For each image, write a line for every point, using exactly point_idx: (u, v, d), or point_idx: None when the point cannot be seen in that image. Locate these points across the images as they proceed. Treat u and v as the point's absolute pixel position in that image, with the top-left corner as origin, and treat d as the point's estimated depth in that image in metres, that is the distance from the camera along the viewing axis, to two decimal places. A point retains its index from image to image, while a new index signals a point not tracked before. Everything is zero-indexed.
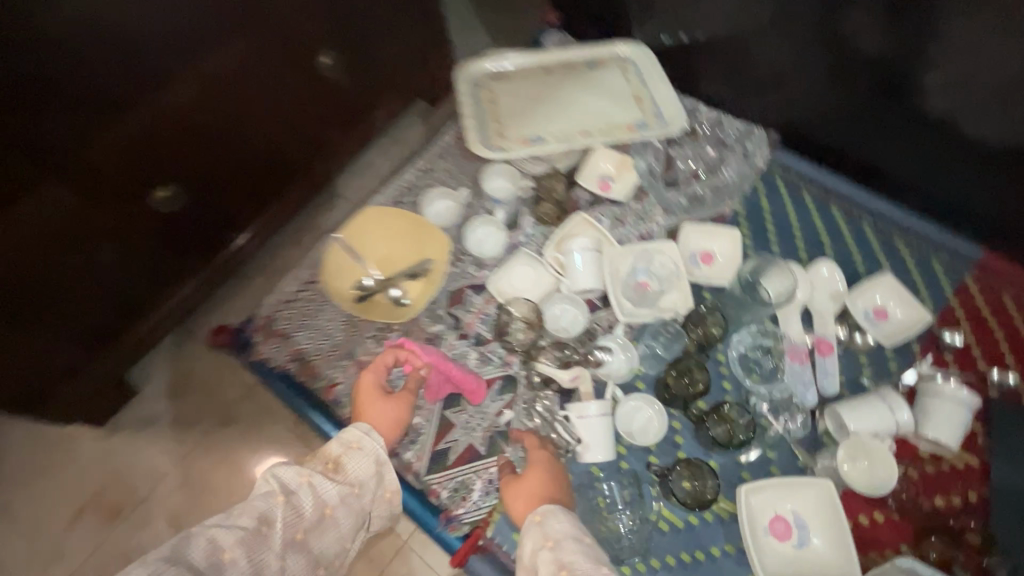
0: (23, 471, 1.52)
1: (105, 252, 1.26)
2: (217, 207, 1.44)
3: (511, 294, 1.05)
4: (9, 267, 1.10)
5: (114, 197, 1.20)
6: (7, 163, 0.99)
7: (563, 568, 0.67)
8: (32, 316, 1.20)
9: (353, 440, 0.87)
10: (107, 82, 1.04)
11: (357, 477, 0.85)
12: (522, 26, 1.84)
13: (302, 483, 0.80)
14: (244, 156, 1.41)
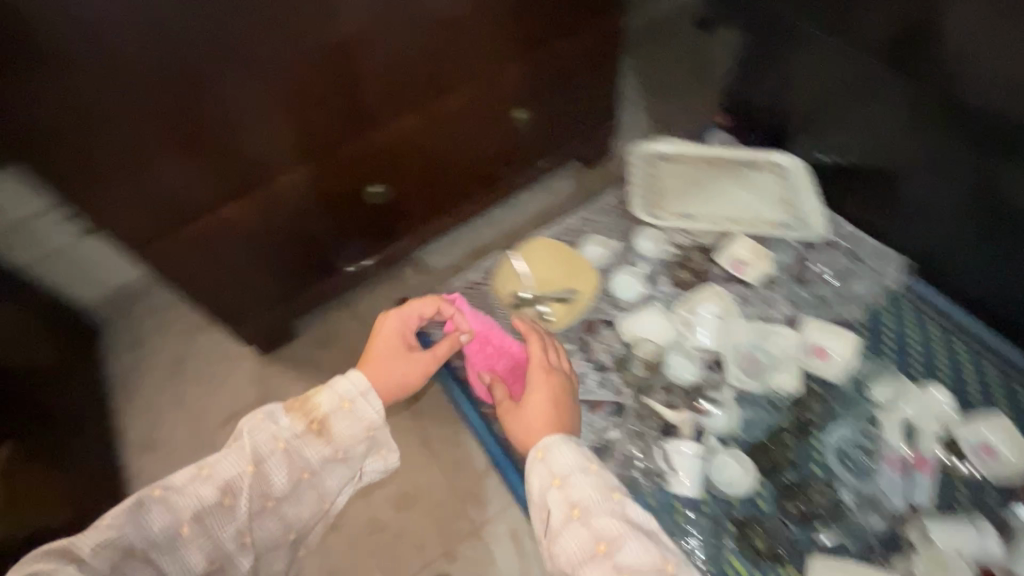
0: (199, 372, 1.91)
1: (328, 223, 1.66)
2: (403, 210, 1.80)
3: (637, 336, 1.24)
4: (266, 213, 1.50)
5: (344, 183, 1.58)
6: (296, 141, 1.40)
7: (574, 506, 0.93)
8: (263, 255, 1.60)
9: (343, 401, 1.05)
10: (373, 101, 1.43)
11: (346, 436, 1.04)
12: (682, 119, 2.09)
13: (278, 445, 1.00)
14: (435, 176, 1.77)
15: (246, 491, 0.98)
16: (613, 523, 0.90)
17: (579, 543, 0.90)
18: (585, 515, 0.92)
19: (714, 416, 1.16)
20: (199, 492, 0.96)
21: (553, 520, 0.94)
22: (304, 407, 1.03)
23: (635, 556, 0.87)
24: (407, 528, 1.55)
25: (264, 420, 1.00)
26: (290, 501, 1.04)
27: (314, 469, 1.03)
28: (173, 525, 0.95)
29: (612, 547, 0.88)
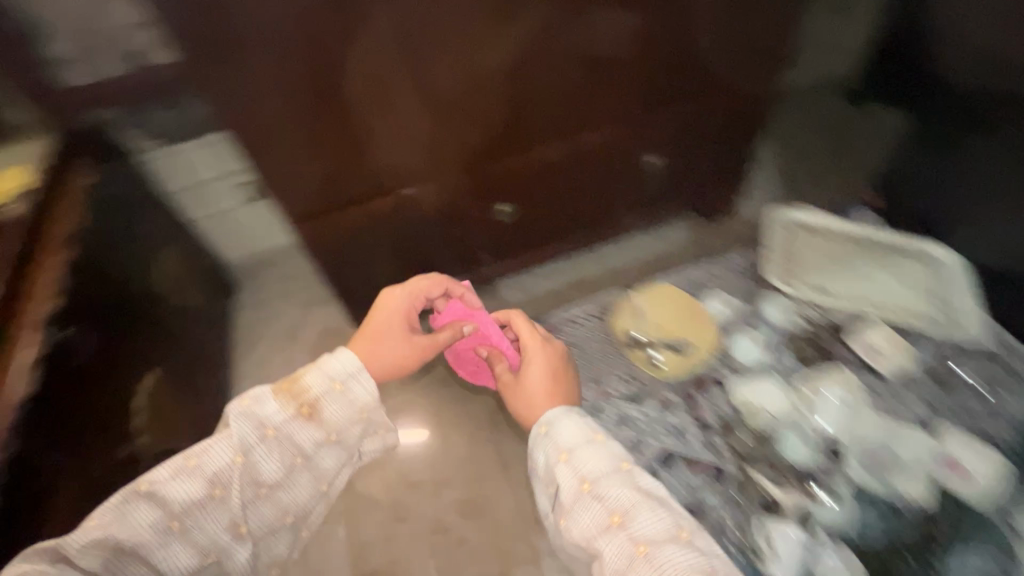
0: (311, 343, 2.02)
1: (471, 232, 1.80)
2: (527, 234, 1.89)
3: (752, 402, 1.36)
4: (410, 209, 1.66)
5: (482, 196, 1.71)
6: (453, 147, 1.56)
7: (586, 481, 1.14)
8: (396, 246, 1.74)
9: (333, 384, 1.23)
10: (527, 123, 1.58)
11: (334, 417, 1.24)
12: (824, 187, 1.97)
13: (267, 433, 1.17)
14: (565, 205, 1.86)
15: (237, 481, 1.14)
16: (625, 498, 1.10)
17: (596, 519, 1.10)
18: (597, 492, 1.12)
19: (828, 505, 1.25)
20: (191, 486, 1.10)
21: (566, 496, 1.15)
22: (297, 393, 1.20)
23: (646, 529, 1.06)
24: (472, 539, 1.57)
25: (253, 411, 1.16)
26: (277, 489, 1.22)
27: (305, 452, 1.22)
28: (164, 521, 1.09)
29: (625, 517, 1.08)
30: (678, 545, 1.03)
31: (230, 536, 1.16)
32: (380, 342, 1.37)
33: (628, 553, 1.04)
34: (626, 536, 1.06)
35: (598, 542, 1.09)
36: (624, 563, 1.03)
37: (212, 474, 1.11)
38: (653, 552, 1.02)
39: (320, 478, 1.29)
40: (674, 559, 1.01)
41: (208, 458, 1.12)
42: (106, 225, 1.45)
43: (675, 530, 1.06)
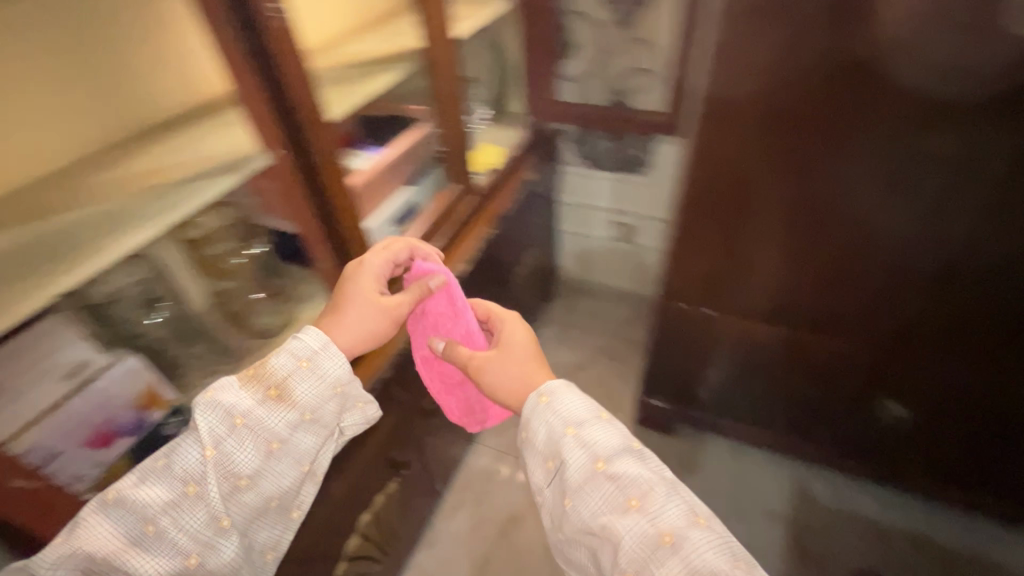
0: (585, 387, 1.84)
1: (846, 421, 1.31)
2: (894, 446, 1.31)
3: None
4: (743, 345, 1.24)
5: (855, 376, 1.17)
6: (844, 305, 1.04)
7: (598, 460, 0.71)
8: (704, 366, 1.37)
9: (300, 359, 0.72)
10: (984, 329, 0.95)
11: (308, 396, 0.72)
12: None
13: (234, 423, 0.67)
14: (973, 442, 1.20)
15: (212, 475, 0.65)
16: (632, 477, 0.69)
17: (621, 516, 0.67)
18: (612, 469, 0.70)
19: None
20: (169, 486, 0.64)
21: (573, 474, 0.71)
22: (262, 369, 0.71)
23: (663, 514, 0.66)
24: None
25: (214, 402, 0.66)
26: (259, 488, 0.70)
27: (281, 434, 0.71)
28: (136, 523, 0.63)
29: (642, 502, 0.67)
30: (713, 552, 0.62)
31: (214, 533, 0.66)
32: (351, 305, 0.84)
33: (654, 549, 0.63)
34: (646, 525, 0.65)
35: (613, 528, 0.66)
36: (643, 554, 0.63)
37: (183, 475, 0.65)
38: (683, 548, 0.63)
39: (285, 463, 0.72)
40: (696, 559, 0.62)
41: (177, 458, 0.65)
42: (523, 217, 1.58)
43: (690, 515, 0.66)
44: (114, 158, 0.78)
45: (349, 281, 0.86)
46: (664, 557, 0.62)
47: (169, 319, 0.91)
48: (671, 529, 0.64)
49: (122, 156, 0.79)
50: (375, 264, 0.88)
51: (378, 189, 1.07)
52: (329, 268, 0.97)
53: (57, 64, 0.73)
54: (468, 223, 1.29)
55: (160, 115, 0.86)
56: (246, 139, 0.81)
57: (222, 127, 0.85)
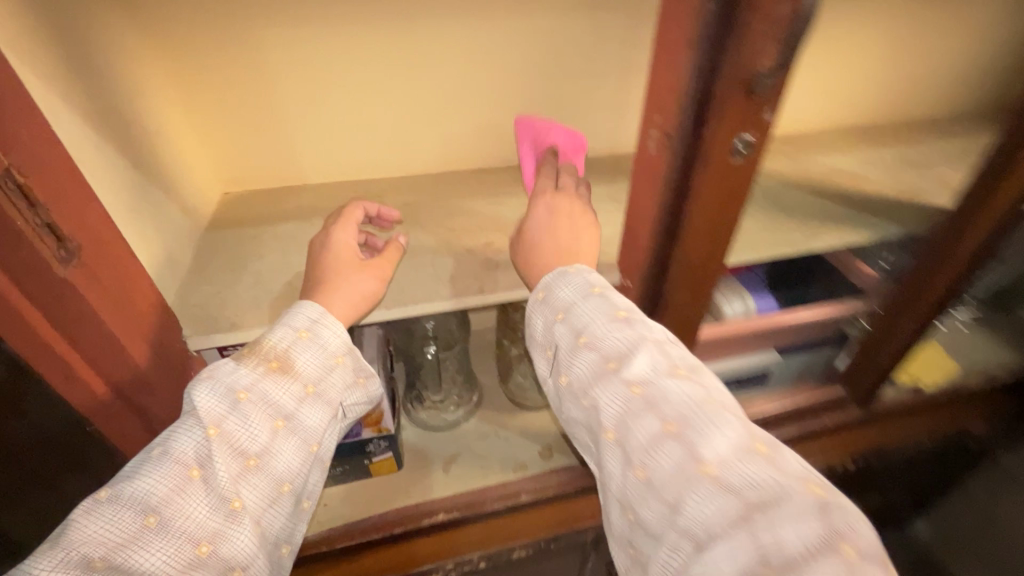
0: None
1: None
2: None
3: None
4: None
5: None
6: None
7: (578, 330, 0.46)
8: None
9: (298, 330, 0.45)
10: None
11: (316, 364, 0.46)
12: None
13: (235, 400, 0.41)
14: None
15: (219, 453, 0.40)
16: (604, 322, 0.46)
17: (592, 371, 0.44)
18: (584, 324, 0.46)
19: None
20: (163, 472, 0.38)
21: (552, 330, 0.48)
22: (255, 347, 0.44)
23: (648, 376, 0.42)
24: None
25: (206, 378, 0.41)
26: (275, 479, 0.42)
27: (288, 407, 0.44)
28: (129, 519, 0.36)
29: (612, 351, 0.44)
30: (701, 407, 0.41)
31: (225, 527, 0.39)
32: (337, 273, 0.49)
33: (631, 409, 0.42)
34: (619, 381, 0.43)
35: (596, 404, 0.44)
36: (625, 428, 0.42)
37: (180, 457, 0.39)
38: (664, 404, 0.41)
39: (298, 447, 0.44)
40: (679, 413, 0.40)
41: (175, 445, 0.39)
42: (937, 468, 0.99)
43: (671, 359, 0.44)
44: (492, 184, 0.73)
45: (318, 261, 0.51)
46: (638, 418, 0.41)
47: (447, 357, 0.80)
48: (646, 388, 0.42)
49: (499, 185, 0.73)
50: (347, 229, 0.53)
51: (734, 346, 0.76)
52: None
53: (506, 82, 0.69)
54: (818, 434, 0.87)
55: None
56: (614, 237, 0.63)
57: (605, 203, 0.69)
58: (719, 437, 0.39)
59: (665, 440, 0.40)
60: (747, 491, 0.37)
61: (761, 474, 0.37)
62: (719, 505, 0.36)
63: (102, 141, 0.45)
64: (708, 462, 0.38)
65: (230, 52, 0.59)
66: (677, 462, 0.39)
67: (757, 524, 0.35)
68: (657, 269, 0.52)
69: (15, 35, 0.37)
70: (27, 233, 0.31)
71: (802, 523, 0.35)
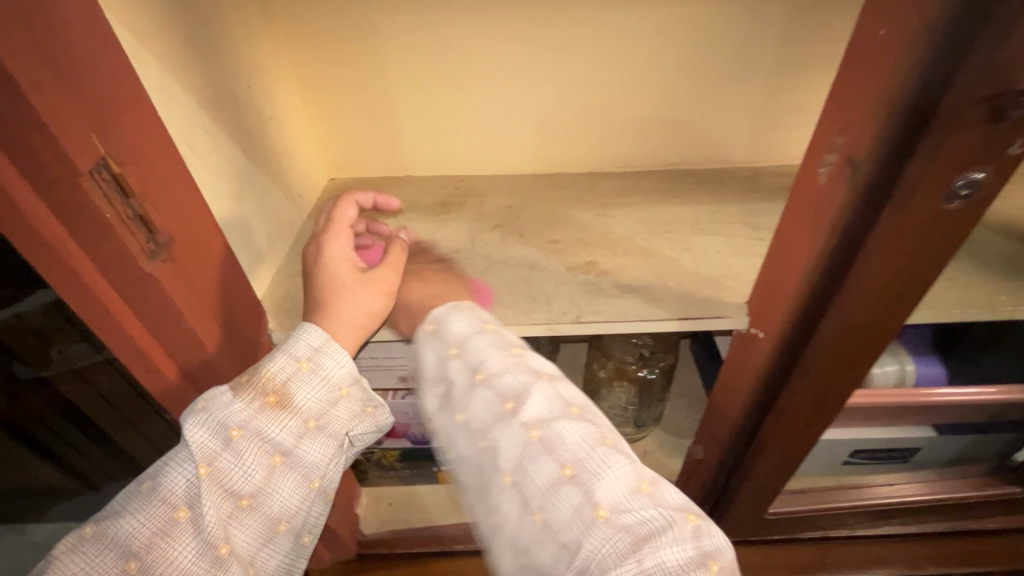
0: None
1: None
2: None
3: None
4: None
5: None
6: None
7: (472, 367, 0.37)
8: None
9: (299, 360, 0.41)
10: None
11: (317, 398, 0.41)
12: None
13: (228, 438, 0.38)
14: None
15: (209, 495, 0.37)
16: (485, 341, 0.38)
17: (477, 403, 0.36)
18: (466, 346, 0.38)
19: None
20: (150, 512, 0.36)
21: (427, 355, 0.40)
22: (253, 377, 0.40)
23: (553, 417, 0.34)
24: None
25: (198, 411, 0.37)
26: (266, 519, 0.39)
27: (285, 443, 0.40)
28: (109, 564, 0.35)
29: (495, 377, 0.36)
30: (593, 438, 0.33)
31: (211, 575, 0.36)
32: (337, 288, 0.45)
33: (521, 448, 0.33)
34: (502, 413, 0.35)
35: (491, 450, 0.34)
36: (527, 481, 0.33)
37: (168, 497, 0.37)
38: (554, 438, 0.33)
39: (293, 487, 0.40)
40: (571, 448, 0.33)
41: (166, 483, 0.37)
42: None
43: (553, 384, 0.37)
44: (605, 192, 0.65)
45: (315, 278, 0.47)
46: (524, 454, 0.33)
47: None
48: (532, 419, 0.34)
49: (613, 193, 0.65)
50: (340, 234, 0.48)
51: (877, 414, 0.62)
52: (708, 457, 0.64)
53: (635, 78, 0.60)
54: (957, 531, 0.72)
55: (686, 163, 0.68)
56: (746, 271, 0.53)
57: (737, 226, 0.59)
58: (606, 467, 0.32)
59: (557, 481, 0.32)
60: (635, 524, 0.30)
61: (647, 503, 0.31)
62: (613, 545, 0.29)
63: (214, 126, 0.44)
64: (600, 496, 0.31)
65: (351, 39, 0.57)
66: (572, 504, 0.31)
67: (646, 556, 0.28)
68: (800, 326, 0.42)
69: (140, 16, 0.36)
70: (115, 224, 0.30)
71: (681, 548, 0.29)
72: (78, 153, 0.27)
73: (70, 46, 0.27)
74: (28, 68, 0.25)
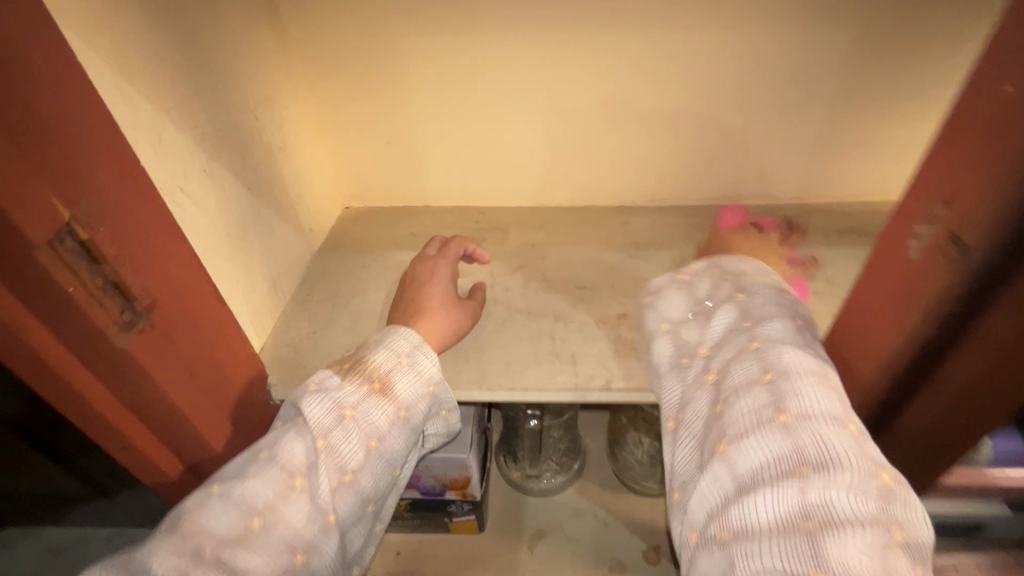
0: None
1: None
2: None
3: None
4: None
5: None
6: None
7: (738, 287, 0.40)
8: None
9: (400, 355, 0.38)
10: None
11: (419, 392, 0.38)
12: None
13: (340, 418, 0.35)
14: None
15: (324, 468, 0.34)
16: (756, 273, 0.41)
17: (722, 317, 0.39)
18: (739, 275, 0.41)
19: None
20: (273, 474, 0.33)
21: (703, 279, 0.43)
22: (359, 364, 0.37)
23: (783, 344, 0.35)
24: None
25: (309, 393, 0.35)
26: (366, 499, 0.36)
27: (385, 430, 0.36)
28: (234, 519, 0.32)
29: (746, 294, 0.39)
30: (814, 372, 0.33)
31: (319, 541, 0.34)
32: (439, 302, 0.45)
33: (738, 352, 0.36)
34: (734, 324, 0.38)
35: (715, 349, 0.38)
36: (724, 379, 0.36)
37: (287, 463, 0.34)
38: (769, 353, 0.35)
39: (386, 472, 0.37)
40: (782, 366, 0.34)
41: (283, 450, 0.34)
42: None
43: (803, 319, 0.37)
44: (639, 229, 0.60)
45: (412, 285, 0.47)
46: (735, 355, 0.36)
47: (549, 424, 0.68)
48: (761, 333, 0.36)
49: (647, 231, 0.59)
50: (447, 262, 0.49)
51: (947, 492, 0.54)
52: None
53: (674, 109, 0.55)
54: None
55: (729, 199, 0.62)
56: None
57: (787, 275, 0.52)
58: (811, 394, 0.32)
59: (755, 384, 0.34)
60: (811, 449, 0.30)
61: (843, 443, 0.30)
62: (776, 454, 0.31)
63: (214, 165, 0.40)
64: (788, 415, 0.32)
65: (366, 63, 0.53)
66: (758, 407, 0.33)
67: (811, 487, 0.29)
68: (870, 420, 0.36)
69: (126, 50, 0.33)
70: (83, 300, 0.26)
71: (860, 499, 0.28)
72: (31, 223, 0.24)
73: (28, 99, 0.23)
74: None
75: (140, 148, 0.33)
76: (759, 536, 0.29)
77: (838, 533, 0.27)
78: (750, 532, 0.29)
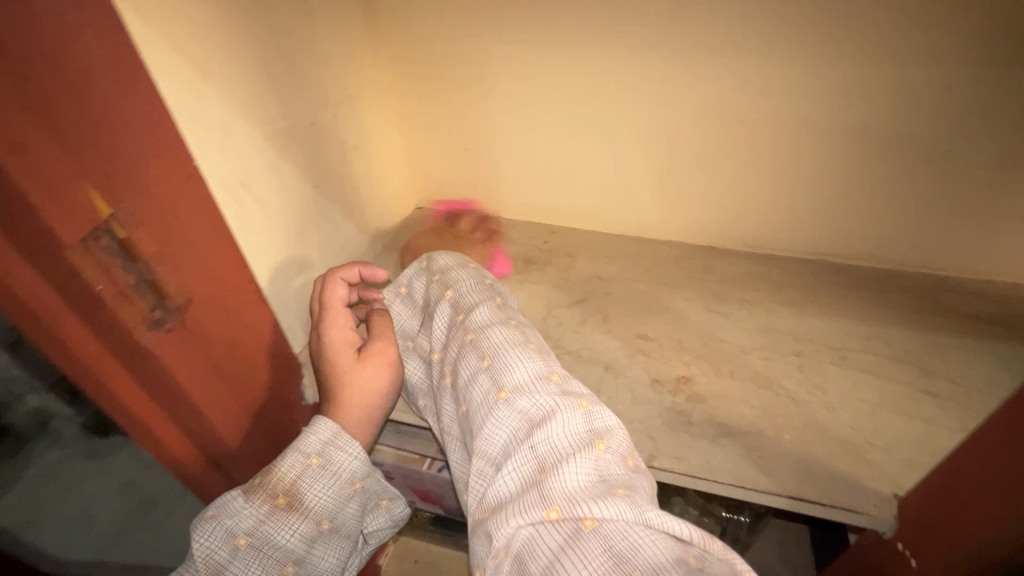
0: None
1: None
2: None
3: None
4: None
5: None
6: None
7: (444, 290, 0.40)
8: None
9: (309, 458, 0.35)
10: None
11: (332, 501, 0.35)
12: None
13: (237, 547, 0.33)
14: None
15: None
16: (463, 269, 0.42)
17: (443, 320, 0.39)
18: (444, 274, 0.42)
19: None
20: None
21: (417, 284, 0.44)
22: (263, 478, 0.34)
23: (495, 328, 0.36)
24: None
25: (205, 520, 0.33)
26: None
27: (298, 552, 0.34)
28: None
29: (453, 288, 0.40)
30: (517, 342, 0.34)
31: None
32: (336, 390, 0.37)
33: (460, 350, 0.35)
34: (451, 320, 0.38)
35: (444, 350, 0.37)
36: (457, 377, 0.35)
37: None
38: (483, 338, 0.35)
39: None
40: (492, 345, 0.34)
41: None
42: None
43: (501, 297, 0.39)
44: (723, 277, 0.53)
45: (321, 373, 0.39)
46: (457, 351, 0.36)
47: None
48: (472, 322, 0.36)
49: (732, 281, 0.52)
50: (331, 323, 0.39)
51: None
52: None
53: (786, 150, 0.47)
54: None
55: (844, 260, 0.52)
56: (903, 444, 0.38)
57: (896, 364, 0.43)
58: (520, 363, 0.33)
59: (476, 372, 0.33)
60: (532, 409, 0.31)
61: (551, 396, 0.31)
62: (507, 425, 0.30)
63: (284, 164, 0.41)
64: (506, 388, 0.32)
65: (452, 69, 0.51)
66: (485, 392, 0.32)
67: (539, 441, 0.29)
68: (981, 561, 0.31)
69: (206, 48, 0.33)
70: (109, 297, 0.26)
71: (574, 434, 0.29)
72: (67, 222, 0.24)
73: (81, 99, 0.23)
74: (16, 130, 0.21)
75: (207, 145, 0.34)
76: (504, 512, 0.28)
77: (563, 473, 0.27)
78: (505, 507, 0.28)
